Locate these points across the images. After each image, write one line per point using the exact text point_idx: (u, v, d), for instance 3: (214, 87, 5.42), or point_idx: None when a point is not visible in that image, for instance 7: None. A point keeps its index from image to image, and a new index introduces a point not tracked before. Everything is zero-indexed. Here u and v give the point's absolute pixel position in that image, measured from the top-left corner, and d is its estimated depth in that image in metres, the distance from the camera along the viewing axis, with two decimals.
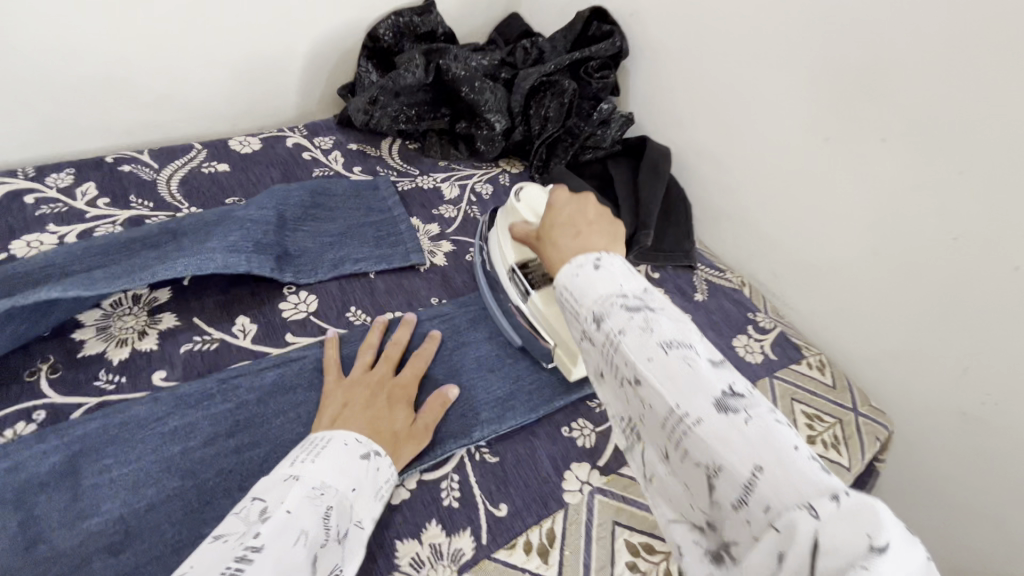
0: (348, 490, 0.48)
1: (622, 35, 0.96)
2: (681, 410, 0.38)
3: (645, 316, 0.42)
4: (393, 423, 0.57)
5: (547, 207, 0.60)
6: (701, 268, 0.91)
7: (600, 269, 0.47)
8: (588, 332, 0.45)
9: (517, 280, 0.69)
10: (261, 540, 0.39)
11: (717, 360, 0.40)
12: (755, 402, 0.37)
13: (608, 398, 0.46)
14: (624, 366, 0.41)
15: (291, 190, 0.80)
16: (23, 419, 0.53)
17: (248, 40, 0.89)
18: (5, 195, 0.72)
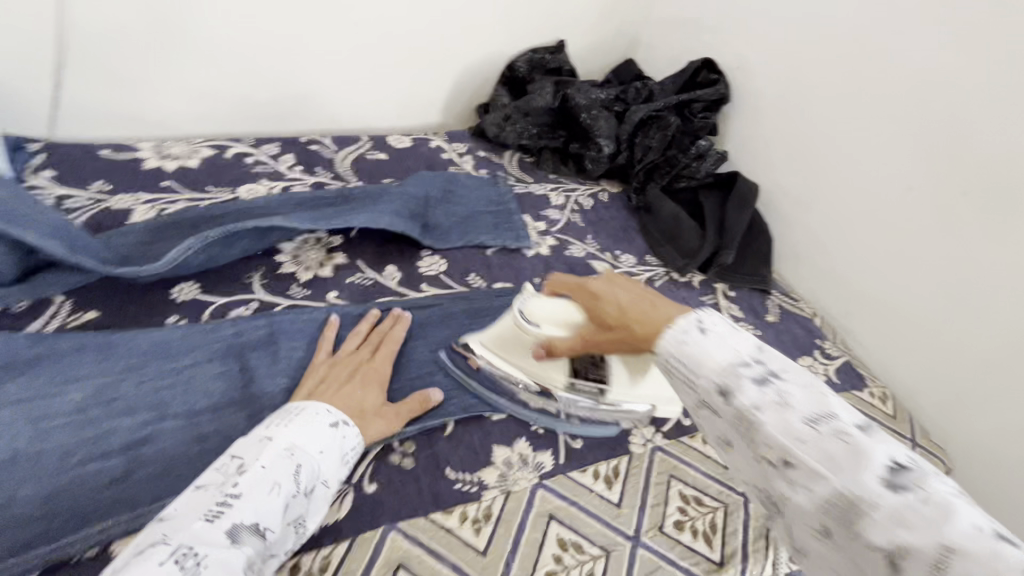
0: (316, 453, 0.52)
1: (726, 85, 1.10)
2: (846, 490, 0.36)
3: (778, 388, 0.40)
4: (365, 401, 0.62)
5: (597, 296, 0.55)
6: (775, 294, 1.00)
7: (709, 334, 0.45)
8: (714, 404, 0.43)
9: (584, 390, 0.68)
10: (238, 489, 0.45)
11: (867, 427, 0.38)
12: (924, 473, 0.35)
13: (736, 464, 0.43)
14: (767, 443, 0.39)
15: (434, 178, 0.99)
16: (243, 305, 0.73)
17: (418, 61, 1.11)
18: (234, 154, 0.97)
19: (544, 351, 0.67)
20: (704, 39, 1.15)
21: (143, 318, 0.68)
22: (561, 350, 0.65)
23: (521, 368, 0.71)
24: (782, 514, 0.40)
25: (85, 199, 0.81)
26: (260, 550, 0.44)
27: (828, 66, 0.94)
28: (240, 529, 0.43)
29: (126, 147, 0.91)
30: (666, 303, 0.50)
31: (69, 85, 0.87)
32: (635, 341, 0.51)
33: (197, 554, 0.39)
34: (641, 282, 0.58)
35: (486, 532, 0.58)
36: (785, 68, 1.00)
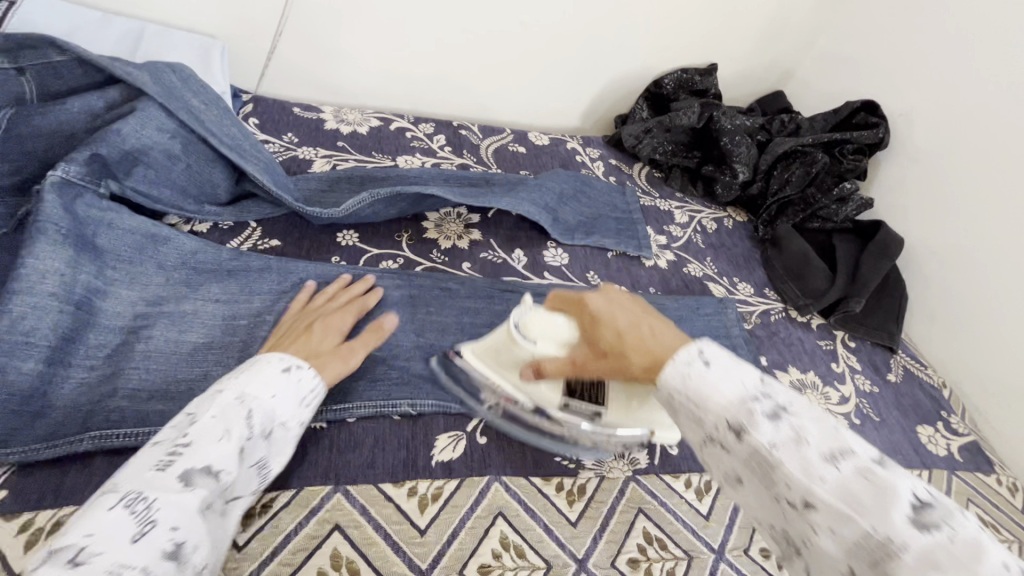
0: (269, 396, 0.50)
1: (887, 130, 1.03)
2: (877, 533, 0.36)
3: (792, 421, 0.42)
4: (320, 345, 0.61)
5: (594, 318, 0.56)
6: (901, 354, 0.94)
7: (713, 366, 0.47)
8: (727, 442, 0.44)
9: (578, 410, 0.60)
10: (188, 439, 0.43)
11: (884, 461, 0.39)
12: (947, 510, 0.36)
13: (748, 502, 0.45)
14: (788, 486, 0.40)
15: (568, 178, 1.04)
16: (390, 260, 0.81)
17: (571, 66, 1.17)
18: (396, 128, 1.08)
19: (534, 371, 0.60)
20: (870, 82, 1.10)
21: (313, 254, 0.78)
22: (551, 372, 0.59)
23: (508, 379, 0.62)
24: (802, 555, 0.41)
25: (278, 146, 0.95)
26: (216, 490, 0.43)
27: (1008, 124, 0.87)
28: (193, 471, 0.42)
29: (313, 108, 1.05)
30: (664, 330, 0.52)
31: (281, 51, 1.02)
32: (635, 359, 0.52)
33: (146, 498, 0.38)
34: (637, 303, 0.58)
35: (580, 507, 0.61)
36: (957, 120, 0.94)
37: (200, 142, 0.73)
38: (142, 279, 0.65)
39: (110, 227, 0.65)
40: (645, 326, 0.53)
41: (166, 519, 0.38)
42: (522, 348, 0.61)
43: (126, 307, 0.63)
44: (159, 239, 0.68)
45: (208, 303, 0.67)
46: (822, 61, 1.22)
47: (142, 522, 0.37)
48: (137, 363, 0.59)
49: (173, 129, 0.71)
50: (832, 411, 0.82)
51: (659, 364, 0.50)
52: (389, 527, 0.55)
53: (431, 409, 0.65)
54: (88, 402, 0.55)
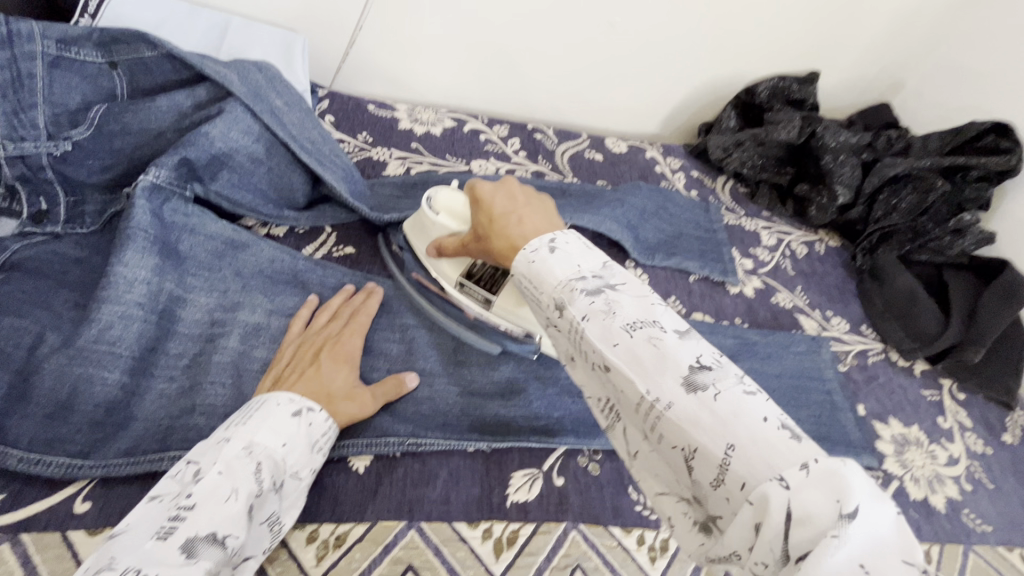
0: (278, 446, 0.49)
1: (1022, 157, 0.90)
2: (651, 395, 0.37)
3: (608, 299, 0.41)
4: (331, 381, 0.57)
5: (475, 201, 0.54)
6: (1019, 412, 0.84)
7: (558, 253, 0.44)
8: (557, 321, 0.44)
9: (470, 291, 0.67)
10: (192, 501, 0.43)
11: (685, 334, 0.39)
12: (723, 374, 0.37)
13: (589, 386, 0.44)
14: (595, 353, 0.40)
15: (649, 191, 0.97)
16: None
17: (657, 67, 1.09)
18: (470, 129, 1.03)
19: (436, 251, 0.67)
20: (1002, 99, 0.97)
21: (388, 265, 0.76)
22: (447, 251, 0.64)
23: (438, 271, 0.68)
24: (620, 419, 0.42)
25: (353, 146, 0.92)
26: (223, 558, 0.41)
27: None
28: (195, 540, 0.41)
29: (387, 105, 1.02)
30: (532, 219, 0.49)
31: (359, 45, 0.99)
32: (494, 246, 0.50)
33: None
34: (534, 196, 0.54)
35: (661, 565, 0.57)
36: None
37: (282, 145, 0.70)
38: (219, 286, 0.64)
39: (192, 233, 0.64)
40: (516, 209, 0.51)
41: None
42: (428, 222, 0.67)
43: (204, 314, 0.61)
44: (239, 245, 0.67)
45: (280, 316, 0.65)
46: (940, 72, 1.09)
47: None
48: (213, 377, 0.57)
49: (257, 132, 0.68)
50: (939, 473, 0.73)
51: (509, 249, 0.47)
52: (464, 573, 0.52)
53: (507, 446, 0.61)
54: (168, 417, 0.54)
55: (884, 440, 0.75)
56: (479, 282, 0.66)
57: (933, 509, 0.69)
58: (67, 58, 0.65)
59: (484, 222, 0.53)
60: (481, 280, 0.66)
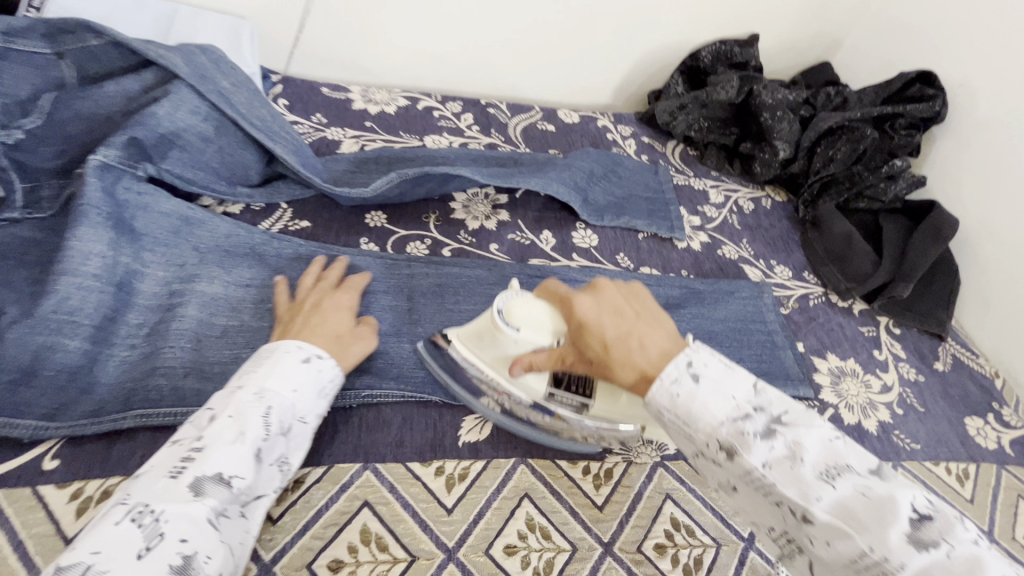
0: (287, 392, 0.52)
1: (944, 102, 0.96)
2: (875, 551, 0.39)
3: (784, 438, 0.44)
4: (336, 325, 0.62)
5: (580, 322, 0.55)
6: (951, 341, 0.89)
7: (700, 382, 0.48)
8: (719, 461, 0.46)
9: (565, 399, 0.62)
10: (202, 444, 0.46)
11: (878, 471, 0.42)
12: (944, 523, 0.39)
13: (744, 506, 0.47)
14: (785, 498, 0.43)
15: (599, 157, 1.01)
16: (419, 242, 0.81)
17: (604, 38, 1.13)
18: (424, 107, 1.06)
19: (520, 365, 0.60)
20: (927, 49, 1.02)
21: (343, 236, 0.79)
22: (541, 366, 0.60)
23: (514, 385, 0.62)
24: (804, 554, 0.44)
25: (307, 127, 0.95)
26: (228, 497, 0.45)
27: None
28: (203, 480, 0.44)
29: (341, 88, 1.05)
30: (653, 337, 0.52)
31: (309, 30, 1.01)
32: (617, 372, 0.52)
33: (154, 511, 0.41)
34: (631, 299, 0.57)
35: (606, 491, 0.61)
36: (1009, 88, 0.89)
37: (232, 124, 0.73)
38: (176, 259, 0.67)
39: (146, 210, 0.67)
40: (636, 333, 0.53)
41: (174, 531, 0.40)
42: (505, 339, 0.60)
43: (162, 286, 0.65)
44: (194, 221, 0.70)
45: (237, 286, 0.68)
46: (872, 29, 1.14)
47: (150, 535, 0.40)
48: (172, 342, 0.61)
49: (206, 112, 0.71)
50: (873, 400, 0.78)
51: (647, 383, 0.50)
52: (417, 505, 0.56)
53: (459, 394, 0.65)
54: (129, 380, 0.57)
55: (821, 374, 0.80)
56: (574, 387, 0.62)
57: (866, 433, 0.74)
58: (13, 50, 0.67)
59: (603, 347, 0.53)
60: (573, 385, 0.62)
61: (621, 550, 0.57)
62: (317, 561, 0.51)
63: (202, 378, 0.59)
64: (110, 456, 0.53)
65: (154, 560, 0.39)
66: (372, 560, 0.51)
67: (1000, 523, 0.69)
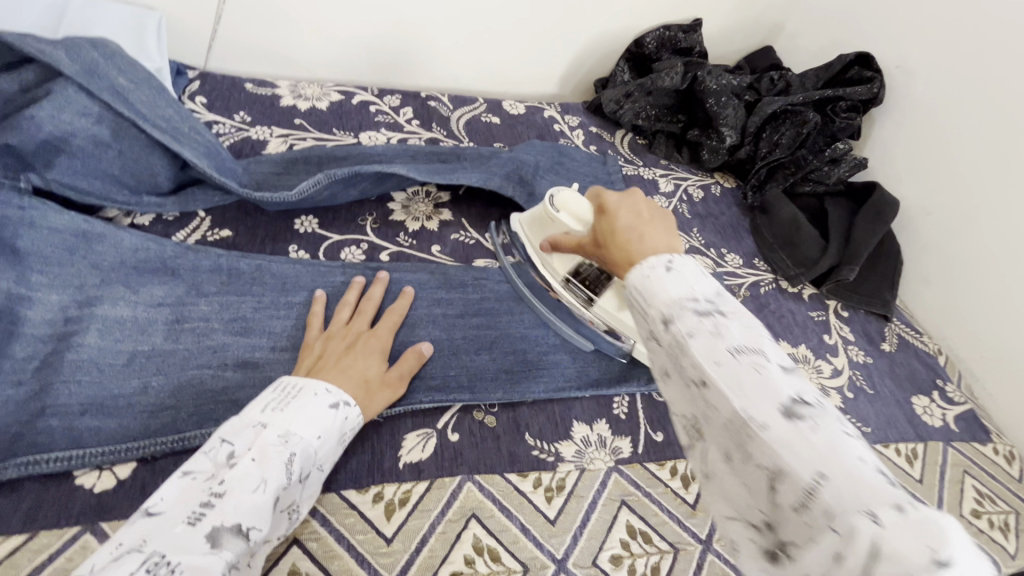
0: (313, 438, 0.49)
1: (882, 84, 0.96)
2: (749, 414, 0.34)
3: (720, 323, 0.38)
4: (366, 371, 0.59)
5: (601, 209, 0.54)
6: (895, 322, 0.90)
7: (674, 272, 0.41)
8: (658, 335, 0.40)
9: (573, 289, 0.70)
10: (224, 487, 0.43)
11: (785, 366, 0.36)
12: (825, 412, 0.33)
13: (669, 397, 0.40)
14: (693, 368, 0.37)
15: (545, 149, 0.97)
16: (354, 246, 0.76)
17: (547, 25, 1.09)
18: (359, 101, 1.00)
19: (550, 244, 0.68)
20: (864, 32, 1.03)
21: (269, 244, 0.72)
22: (563, 249, 0.65)
23: (546, 267, 0.71)
24: (700, 436, 0.38)
25: (229, 127, 0.88)
26: (244, 550, 0.41)
27: (1001, 79, 0.82)
28: (221, 530, 0.40)
29: (268, 83, 0.97)
30: (656, 236, 0.47)
31: (227, 20, 0.93)
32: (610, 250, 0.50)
33: (170, 563, 0.37)
34: (654, 210, 0.53)
35: (558, 503, 0.58)
36: (942, 75, 0.90)
37: (131, 125, 0.66)
38: (73, 282, 0.60)
39: (32, 227, 0.59)
40: (630, 233, 0.48)
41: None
42: (548, 217, 0.66)
43: (56, 312, 0.58)
44: (94, 237, 0.63)
45: (147, 308, 0.61)
46: (812, 12, 1.14)
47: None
48: (67, 376, 0.54)
49: (98, 114, 0.64)
50: (824, 385, 0.79)
51: (630, 266, 0.45)
52: (353, 538, 0.51)
53: (398, 410, 0.61)
54: (16, 422, 0.51)
55: None
56: (585, 285, 0.69)
57: None
58: None
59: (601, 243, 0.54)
60: (587, 283, 0.69)
61: (574, 565, 0.54)
62: None
63: (104, 415, 0.53)
64: None
65: None
66: None
67: (947, 500, 0.70)
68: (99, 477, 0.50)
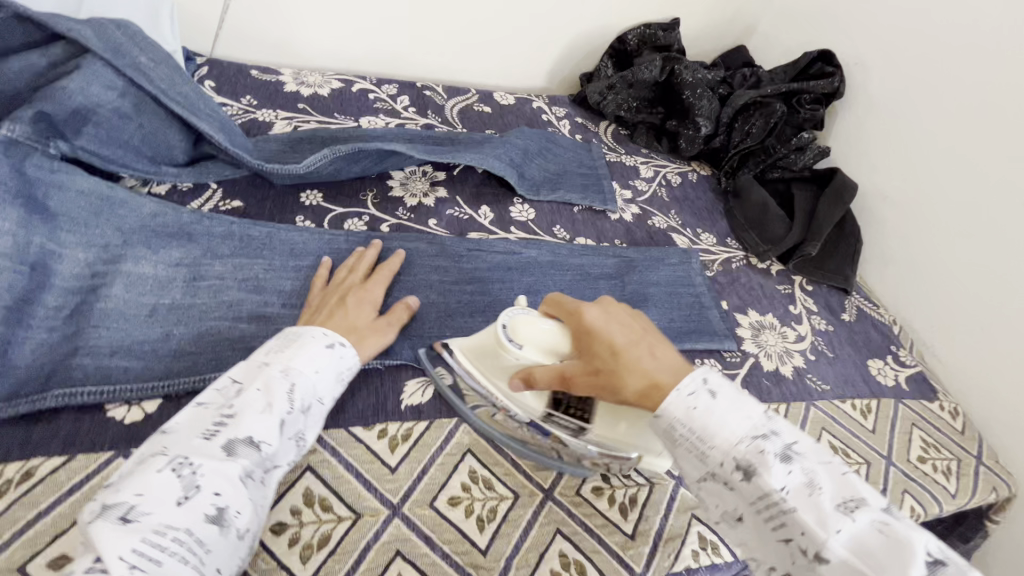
0: (312, 372, 0.52)
1: (842, 79, 1.06)
2: (839, 557, 0.40)
3: (803, 467, 0.43)
4: (359, 318, 0.64)
5: (585, 328, 0.54)
6: (855, 296, 0.98)
7: (719, 398, 0.47)
8: (733, 481, 0.45)
9: (562, 421, 0.59)
10: (234, 410, 0.46)
11: (892, 511, 0.41)
12: (951, 564, 0.38)
13: (745, 539, 0.46)
14: (795, 528, 0.41)
15: (534, 135, 1.04)
16: (357, 218, 0.81)
17: (535, 22, 1.16)
18: (359, 89, 1.06)
19: (523, 379, 0.58)
20: (827, 31, 1.12)
21: (277, 214, 0.78)
22: (541, 383, 0.56)
23: (516, 403, 0.60)
24: None
25: (236, 109, 0.93)
26: (257, 460, 0.45)
27: (947, 73, 0.92)
28: (235, 441, 0.44)
29: (272, 71, 1.03)
30: (663, 350, 0.53)
31: (235, 10, 0.99)
32: (620, 373, 0.51)
33: (191, 463, 0.42)
34: (635, 318, 0.57)
35: None
36: (896, 71, 0.99)
37: (153, 101, 0.72)
38: (98, 240, 0.64)
39: (61, 189, 0.64)
40: (640, 347, 0.53)
41: (209, 485, 0.42)
42: (507, 356, 0.58)
43: (82, 267, 0.62)
44: (115, 201, 0.67)
45: (167, 266, 0.66)
46: (781, 13, 1.23)
47: (188, 486, 0.41)
48: (97, 323, 0.59)
49: (122, 88, 0.70)
50: (789, 349, 0.86)
51: (659, 392, 0.49)
52: (360, 466, 0.57)
53: (399, 360, 0.66)
54: (51, 361, 0.56)
55: (743, 327, 0.86)
56: (568, 410, 0.58)
57: (783, 377, 0.81)
58: None
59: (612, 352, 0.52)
60: (568, 407, 0.58)
61: (561, 494, 0.60)
62: None
63: (131, 356, 0.58)
64: (31, 438, 0.51)
65: (191, 509, 0.40)
66: (316, 520, 0.52)
67: (897, 448, 0.78)
68: (128, 410, 0.55)
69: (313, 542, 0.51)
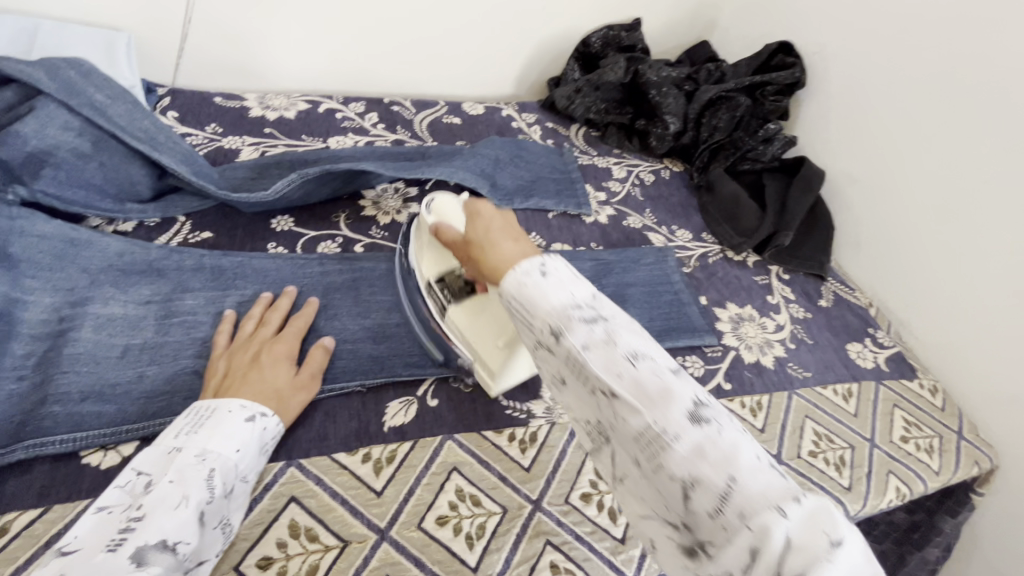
0: (232, 452, 0.50)
1: (802, 68, 1.08)
2: (659, 426, 0.38)
3: (605, 326, 0.42)
4: (275, 380, 0.59)
5: (471, 212, 0.56)
6: (831, 281, 0.99)
7: (550, 276, 0.45)
8: (548, 344, 0.44)
9: (437, 297, 0.66)
10: (142, 512, 0.44)
11: (679, 369, 0.41)
12: (718, 411, 0.39)
13: (572, 400, 0.46)
14: (595, 380, 0.41)
15: (503, 143, 1.04)
16: (329, 241, 0.81)
17: (499, 30, 1.17)
18: (326, 109, 1.05)
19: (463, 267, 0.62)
20: (784, 19, 1.14)
21: (249, 243, 0.77)
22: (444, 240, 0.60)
23: (418, 263, 0.67)
24: (607, 441, 0.44)
25: (201, 138, 0.92)
26: (173, 564, 0.43)
27: (918, 67, 0.91)
28: (145, 550, 0.42)
29: (235, 96, 1.02)
30: (521, 243, 0.51)
31: (194, 39, 0.98)
32: (482, 263, 0.51)
33: None
34: (509, 217, 0.56)
35: (532, 453, 0.64)
36: (881, 66, 0.96)
37: (110, 138, 0.72)
38: (63, 285, 0.63)
39: (22, 236, 0.64)
40: (496, 238, 0.52)
41: None
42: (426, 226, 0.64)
43: (49, 312, 0.61)
44: (81, 243, 0.67)
45: (138, 305, 0.65)
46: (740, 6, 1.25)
47: None
48: (66, 367, 0.58)
49: (79, 127, 0.70)
50: (769, 339, 0.87)
51: (503, 274, 0.48)
52: (346, 493, 0.56)
53: (381, 382, 0.66)
54: (22, 412, 0.55)
55: (722, 321, 0.87)
56: (448, 292, 0.65)
57: (764, 368, 0.82)
58: None
59: (468, 241, 0.54)
60: (449, 291, 0.65)
61: (549, 504, 0.60)
62: (245, 561, 0.51)
63: (104, 401, 0.57)
64: (6, 492, 0.51)
65: None
66: (303, 551, 0.52)
67: (879, 429, 0.79)
68: (104, 455, 0.55)
69: (300, 575, 0.51)
